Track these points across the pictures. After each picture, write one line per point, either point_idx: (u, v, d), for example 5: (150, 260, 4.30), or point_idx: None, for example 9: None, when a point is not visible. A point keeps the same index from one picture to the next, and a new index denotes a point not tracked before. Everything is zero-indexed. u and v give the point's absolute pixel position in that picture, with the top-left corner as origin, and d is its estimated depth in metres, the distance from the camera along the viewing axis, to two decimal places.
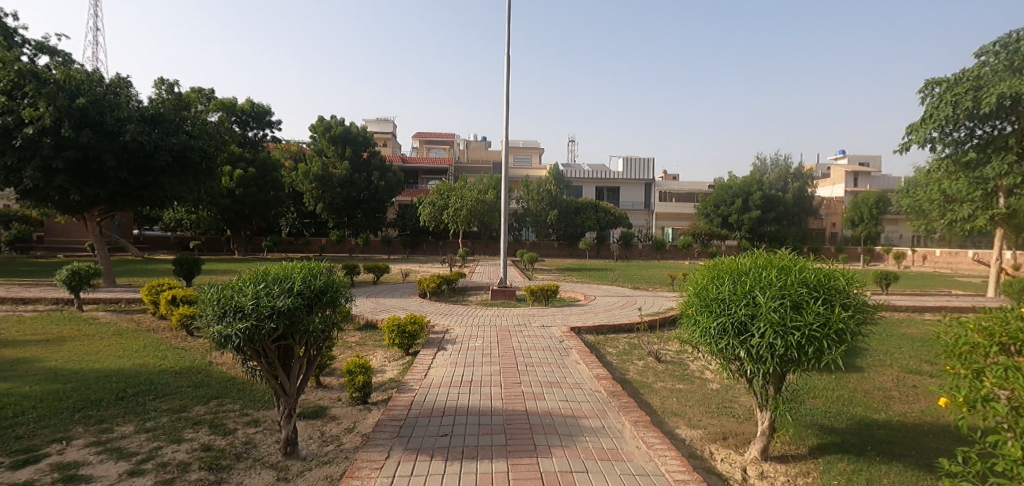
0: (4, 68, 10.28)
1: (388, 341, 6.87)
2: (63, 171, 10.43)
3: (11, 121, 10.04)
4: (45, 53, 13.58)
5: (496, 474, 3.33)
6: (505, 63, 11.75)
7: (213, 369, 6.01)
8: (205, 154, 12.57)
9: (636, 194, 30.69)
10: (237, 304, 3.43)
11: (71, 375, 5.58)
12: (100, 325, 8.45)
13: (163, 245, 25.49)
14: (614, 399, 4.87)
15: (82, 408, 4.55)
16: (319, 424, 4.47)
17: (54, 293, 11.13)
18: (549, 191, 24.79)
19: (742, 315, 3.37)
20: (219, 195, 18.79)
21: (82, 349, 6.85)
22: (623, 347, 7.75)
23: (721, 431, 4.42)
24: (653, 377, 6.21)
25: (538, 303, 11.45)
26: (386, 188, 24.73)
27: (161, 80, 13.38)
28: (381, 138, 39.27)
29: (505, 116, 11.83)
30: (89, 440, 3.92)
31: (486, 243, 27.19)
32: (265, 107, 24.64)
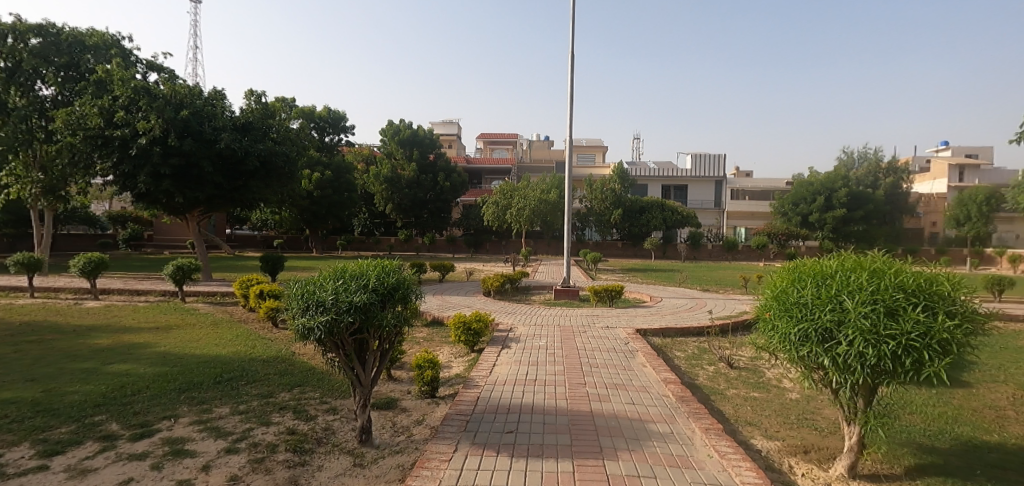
0: (123, 85, 11.59)
1: (454, 338, 7.11)
2: (169, 177, 11.60)
3: (127, 133, 11.30)
4: (154, 71, 15.22)
5: (562, 474, 3.41)
6: (570, 63, 11.78)
7: (296, 359, 6.51)
8: (289, 160, 13.52)
9: (705, 192, 29.60)
10: (319, 298, 3.73)
11: (178, 360, 6.26)
12: (200, 315, 9.35)
13: (250, 243, 27.54)
14: (682, 404, 4.80)
15: (187, 390, 5.11)
16: (391, 414, 4.75)
17: (161, 286, 12.38)
18: (613, 190, 24.42)
19: (827, 322, 3.25)
20: (300, 198, 20.13)
21: (186, 336, 7.65)
22: (693, 351, 7.56)
23: (801, 444, 4.25)
24: (725, 383, 6.04)
25: (602, 303, 11.39)
26: (451, 189, 25.42)
27: (251, 91, 14.56)
28: (447, 140, 40.33)
29: (569, 116, 11.95)
30: (193, 419, 4.39)
31: (549, 243, 27.30)
32: (340, 113, 26.16)
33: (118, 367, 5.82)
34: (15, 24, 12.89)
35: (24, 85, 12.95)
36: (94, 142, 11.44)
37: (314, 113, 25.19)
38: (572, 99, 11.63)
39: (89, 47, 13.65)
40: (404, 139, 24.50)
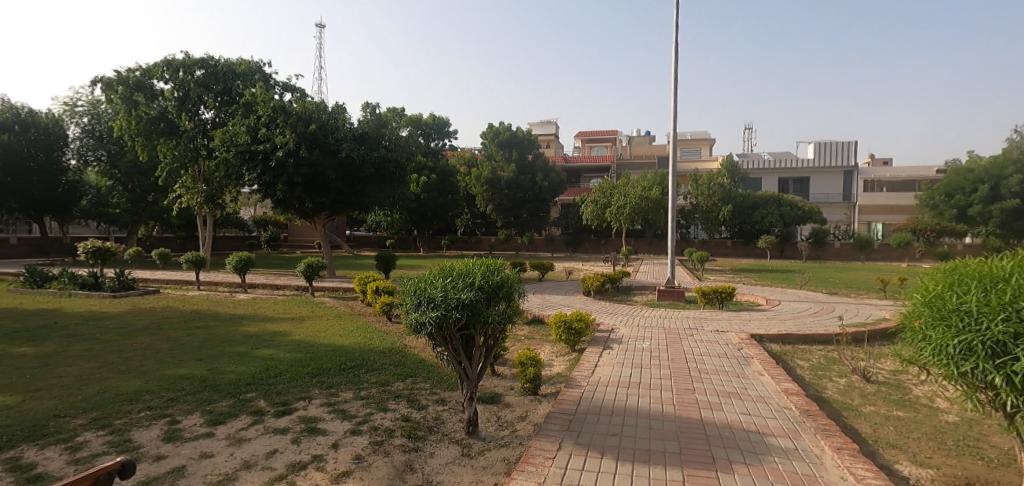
0: (264, 105, 13.08)
1: (555, 336, 7.07)
2: (301, 185, 12.86)
3: (267, 147, 12.73)
4: (288, 91, 16.96)
5: (670, 482, 3.24)
6: (675, 52, 11.13)
7: (409, 351, 6.87)
8: (399, 165, 14.36)
9: (831, 184, 26.68)
10: (430, 295, 3.88)
11: (309, 348, 6.92)
12: (325, 309, 10.28)
13: (366, 243, 29.78)
14: (808, 419, 4.34)
15: (317, 375, 5.61)
16: (496, 409, 4.82)
17: (294, 282, 13.79)
18: (722, 185, 22.84)
19: (1000, 334, 2.71)
20: (408, 201, 21.34)
21: (314, 327, 8.44)
22: (819, 362, 6.82)
23: (963, 476, 3.64)
24: (861, 399, 5.36)
25: (711, 306, 10.70)
26: (550, 188, 25.42)
27: (367, 103, 15.74)
28: (545, 140, 40.47)
29: (674, 109, 11.36)
30: (324, 401, 4.79)
31: (651, 242, 26.28)
32: (444, 119, 27.38)
33: (263, 352, 6.54)
34: (184, 59, 15.05)
35: (191, 110, 15.10)
36: (245, 155, 13.00)
37: (421, 120, 26.62)
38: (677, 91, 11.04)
39: (239, 74, 15.36)
40: (504, 141, 24.92)
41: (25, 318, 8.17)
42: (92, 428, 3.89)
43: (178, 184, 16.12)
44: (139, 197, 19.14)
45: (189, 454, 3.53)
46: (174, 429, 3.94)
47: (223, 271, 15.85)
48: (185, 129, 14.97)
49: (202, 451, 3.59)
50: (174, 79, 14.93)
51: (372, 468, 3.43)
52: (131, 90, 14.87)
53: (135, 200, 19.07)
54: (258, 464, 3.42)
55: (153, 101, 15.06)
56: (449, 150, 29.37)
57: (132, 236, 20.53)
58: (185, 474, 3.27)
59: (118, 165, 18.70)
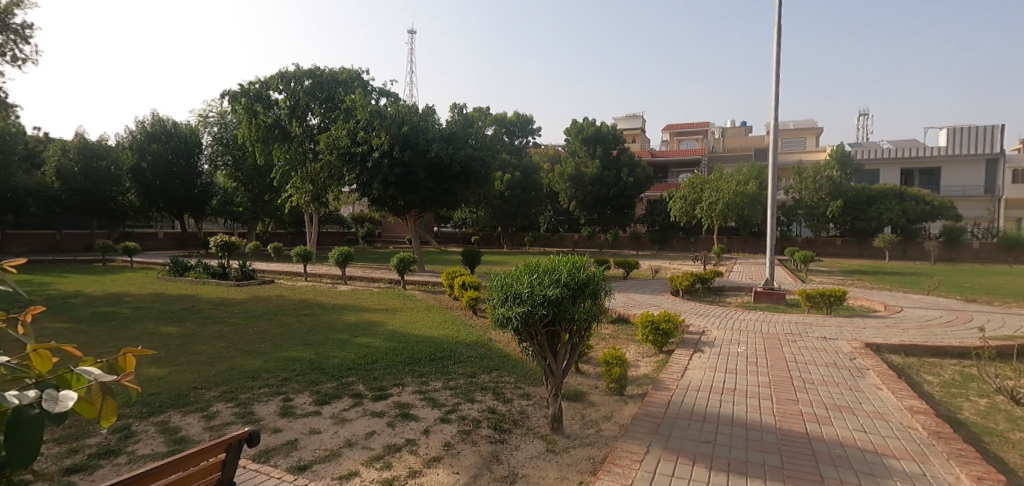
0: (361, 110, 13.83)
1: (642, 336, 6.75)
2: (395, 184, 13.45)
3: (365, 149, 13.45)
4: (385, 96, 17.86)
5: None
6: (777, 28, 10.15)
7: (493, 345, 6.88)
8: (484, 163, 14.56)
9: (967, 175, 23.34)
10: (516, 291, 3.79)
11: (401, 337, 7.18)
12: (415, 301, 10.66)
13: (453, 240, 30.63)
14: (940, 442, 3.73)
15: (409, 364, 5.74)
16: (580, 406, 4.65)
17: (386, 275, 14.47)
18: (830, 178, 20.79)
19: None
20: (493, 197, 21.63)
21: (405, 318, 8.75)
22: (953, 378, 5.92)
23: None
24: (1009, 423, 4.56)
25: (818, 310, 9.72)
26: (635, 184, 24.37)
27: (455, 104, 16.14)
28: (631, 134, 39.30)
29: (776, 96, 10.44)
30: (415, 389, 4.89)
31: (746, 240, 24.55)
32: (528, 117, 27.55)
33: (361, 340, 6.90)
34: (296, 71, 16.43)
35: (301, 117, 16.42)
36: (346, 157, 13.85)
37: (506, 119, 26.99)
38: (780, 76, 10.13)
39: (342, 82, 16.50)
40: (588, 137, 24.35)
41: (166, 302, 9.30)
42: (221, 400, 4.31)
43: (289, 185, 17.62)
44: (256, 196, 21.19)
45: (301, 430, 3.79)
46: (287, 405, 4.25)
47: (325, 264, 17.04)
48: (296, 134, 16.30)
49: (311, 427, 3.84)
50: (287, 90, 16.34)
51: (460, 456, 3.44)
52: (252, 102, 16.51)
53: (254, 199, 21.15)
54: (358, 444, 3.58)
55: (270, 110, 16.69)
56: (533, 147, 29.44)
57: (251, 231, 22.78)
58: (297, 447, 3.51)
59: (240, 168, 20.84)
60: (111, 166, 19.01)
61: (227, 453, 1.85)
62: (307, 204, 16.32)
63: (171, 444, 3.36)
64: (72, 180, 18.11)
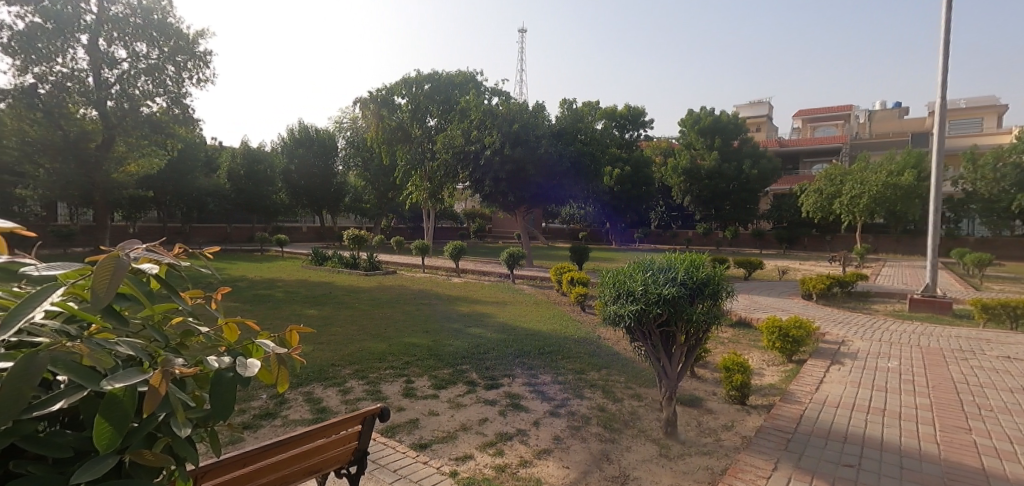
0: (475, 110, 14.24)
1: (768, 343, 6.17)
2: (505, 181, 13.53)
3: (477, 148, 13.80)
4: (497, 95, 18.30)
5: None
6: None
7: (603, 342, 6.74)
8: (594, 157, 14.31)
9: None
10: (629, 288, 3.68)
11: (511, 330, 7.31)
12: (524, 295, 10.82)
13: (561, 236, 30.30)
14: None
15: (519, 356, 5.83)
16: (696, 413, 4.39)
17: (497, 269, 14.83)
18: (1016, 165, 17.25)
19: None
20: (602, 193, 21.19)
21: (515, 311, 8.91)
22: None
23: None
24: None
25: (995, 324, 8.16)
26: (759, 176, 22.28)
27: (567, 100, 16.05)
28: (756, 122, 36.17)
29: (942, 70, 8.88)
30: (525, 380, 4.96)
31: (898, 240, 21.36)
32: (640, 109, 26.67)
33: (474, 330, 7.17)
34: (417, 76, 17.51)
35: (421, 120, 17.50)
36: (460, 156, 14.28)
37: (617, 112, 26.33)
38: (948, 46, 8.59)
39: (458, 84, 17.29)
40: (706, 127, 22.62)
41: (309, 288, 10.50)
42: (354, 378, 4.77)
43: (409, 183, 18.77)
44: (381, 194, 23.00)
45: (420, 410, 4.07)
46: (410, 387, 4.59)
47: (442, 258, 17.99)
48: (416, 136, 17.39)
49: (430, 409, 4.10)
50: (409, 94, 17.47)
51: (570, 451, 3.45)
52: (377, 107, 17.91)
53: (380, 197, 23.00)
54: (472, 429, 3.75)
55: (394, 114, 17.91)
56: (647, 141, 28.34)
57: (377, 226, 24.80)
58: (419, 426, 3.77)
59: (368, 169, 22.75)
60: (267, 169, 22.00)
61: (363, 425, 2.03)
62: (424, 201, 17.25)
63: (314, 413, 3.80)
64: (237, 181, 21.21)
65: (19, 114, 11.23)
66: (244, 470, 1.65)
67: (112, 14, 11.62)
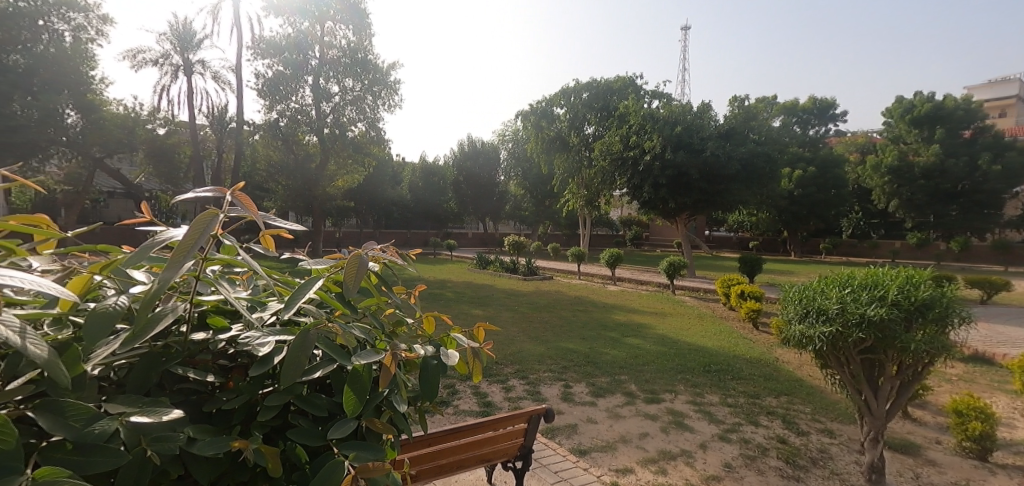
0: (635, 115, 13.75)
1: (1021, 387, 4.83)
2: (666, 186, 12.76)
3: (637, 153, 13.02)
4: (658, 98, 17.54)
5: None
6: None
7: (782, 365, 5.97)
8: (770, 158, 12.85)
9: None
10: (821, 307, 3.21)
11: (673, 343, 6.88)
12: (688, 307, 10.10)
13: (726, 244, 27.22)
14: None
15: (683, 371, 5.46)
16: (911, 462, 3.63)
17: (656, 278, 14.14)
18: None
19: None
20: (780, 197, 18.81)
21: (677, 323, 8.36)
22: None
23: None
24: None
25: None
26: (1004, 174, 17.28)
27: (738, 97, 14.73)
28: (997, 107, 28.82)
29: None
30: (690, 398, 4.63)
31: None
32: (830, 101, 23.33)
33: (632, 340, 6.91)
34: (575, 85, 17.70)
35: (579, 128, 17.58)
36: (618, 162, 13.79)
37: (799, 107, 23.29)
38: None
39: (617, 90, 17.12)
40: (920, 115, 18.63)
41: (473, 289, 11.27)
42: (516, 377, 4.98)
43: (566, 190, 18.91)
44: (539, 201, 23.73)
45: (579, 416, 4.08)
46: (568, 392, 4.62)
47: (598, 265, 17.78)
48: (574, 144, 17.48)
49: (588, 416, 4.08)
50: (568, 104, 17.67)
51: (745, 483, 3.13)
52: (537, 118, 18.51)
53: (538, 205, 23.77)
54: (633, 442, 3.63)
55: (553, 124, 18.24)
56: (840, 137, 24.52)
57: (535, 232, 25.60)
58: (578, 431, 3.78)
59: (528, 178, 23.65)
60: (440, 181, 24.30)
61: (528, 424, 2.11)
62: (580, 208, 17.25)
63: (481, 406, 4.07)
64: (416, 192, 23.78)
65: (268, 142, 14.35)
66: (429, 450, 1.82)
67: (330, 57, 14.03)
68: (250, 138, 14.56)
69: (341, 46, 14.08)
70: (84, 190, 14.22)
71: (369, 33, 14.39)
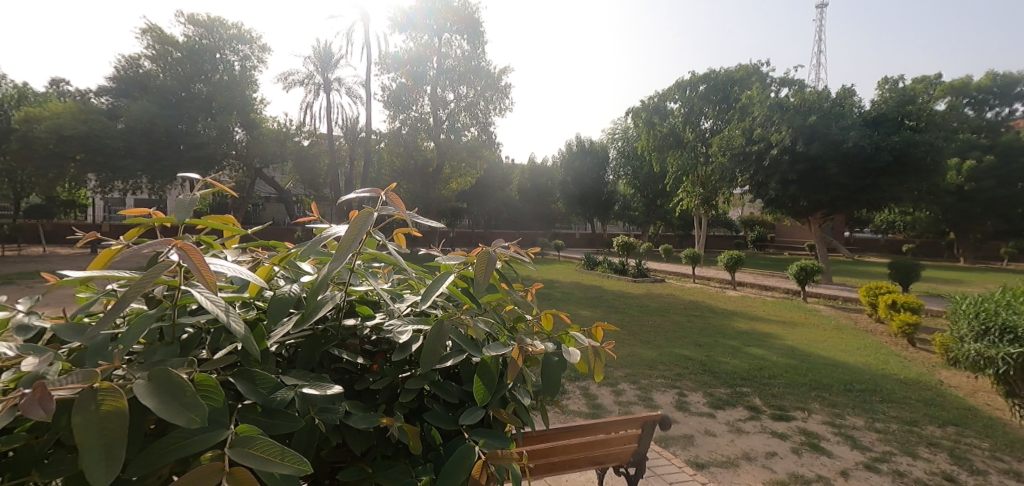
0: (760, 105, 12.52)
1: None
2: (796, 182, 11.50)
3: (763, 147, 11.83)
4: (789, 86, 15.86)
5: None
6: None
7: (946, 390, 5.08)
8: (931, 147, 11.00)
9: None
10: (1004, 323, 2.86)
11: (805, 356, 6.18)
12: (823, 317, 9.01)
13: (871, 248, 23.75)
14: None
15: (818, 388, 4.90)
16: None
17: (785, 283, 12.84)
18: None
19: None
20: (944, 193, 16.01)
21: (809, 335, 7.49)
22: None
23: None
24: None
25: None
26: None
27: (889, 78, 12.86)
28: None
29: None
30: (826, 419, 4.14)
31: None
32: (1015, 76, 19.31)
33: (755, 350, 6.34)
34: (692, 77, 16.67)
35: (695, 123, 16.50)
36: (740, 157, 12.63)
37: (970, 85, 19.58)
38: None
39: (738, 80, 15.92)
40: None
41: (582, 290, 11.14)
42: (627, 381, 4.84)
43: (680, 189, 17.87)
44: (651, 200, 22.79)
45: (696, 427, 3.85)
46: (683, 401, 4.38)
47: (716, 268, 16.57)
48: (689, 139, 16.40)
49: (706, 428, 3.83)
50: (683, 98, 16.67)
51: None
52: (649, 115, 17.54)
53: (649, 205, 22.87)
54: (758, 460, 3.34)
55: (665, 120, 17.17)
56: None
57: (645, 233, 24.59)
58: (695, 443, 3.57)
59: (639, 176, 22.80)
60: (548, 181, 24.34)
61: (642, 429, 2.04)
62: (695, 208, 16.21)
63: (591, 408, 4.03)
64: (525, 193, 24.08)
65: (391, 149, 15.50)
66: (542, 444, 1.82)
67: (446, 67, 14.63)
68: (375, 146, 15.82)
69: (456, 55, 14.67)
70: (244, 195, 16.53)
71: (482, 41, 14.87)
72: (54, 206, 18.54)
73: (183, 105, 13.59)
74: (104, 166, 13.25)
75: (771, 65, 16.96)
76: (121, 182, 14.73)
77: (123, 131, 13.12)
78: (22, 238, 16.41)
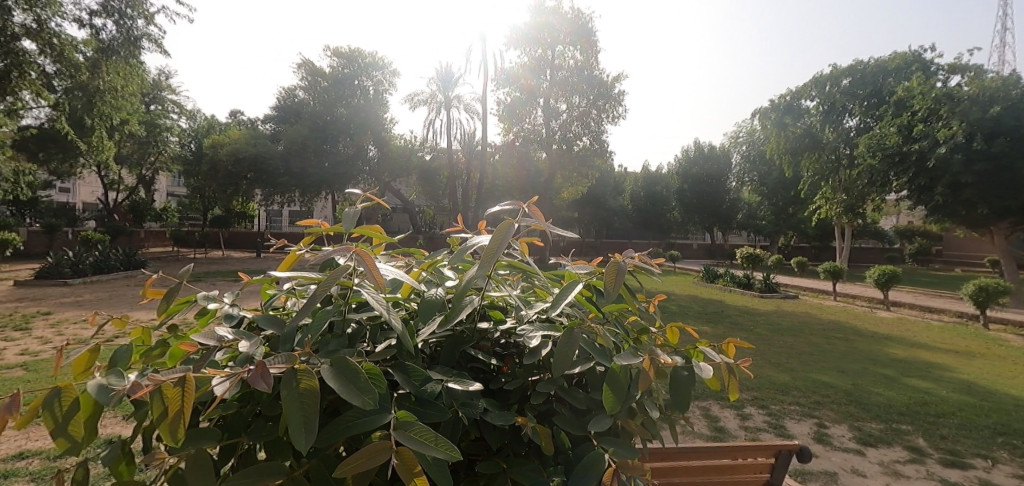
0: (924, 97, 10.78)
1: None
2: (972, 186, 9.72)
3: (925, 145, 10.21)
4: (959, 73, 13.50)
5: None
6: None
7: None
8: None
9: None
10: None
11: (986, 393, 5.17)
12: (1011, 348, 7.48)
13: None
14: None
15: (1005, 434, 4.06)
16: None
17: (955, 305, 10.90)
18: None
19: None
20: None
21: (990, 368, 6.26)
22: None
23: None
24: None
25: None
26: None
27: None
28: None
29: None
30: (1017, 472, 3.42)
31: None
32: None
33: (916, 382, 5.45)
34: (833, 71, 14.98)
35: (836, 121, 14.77)
36: (894, 158, 10.98)
37: None
38: None
39: (893, 70, 13.99)
40: None
41: (702, 304, 10.47)
42: (754, 405, 4.44)
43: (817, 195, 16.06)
44: (782, 209, 20.77)
45: (840, 464, 3.41)
46: (823, 433, 3.90)
47: (863, 285, 14.59)
48: (829, 140, 14.68)
49: (853, 467, 3.37)
50: (822, 94, 15.01)
51: None
52: (778, 114, 15.62)
53: (778, 212, 20.95)
54: None
55: (800, 120, 15.49)
56: None
57: (774, 244, 22.49)
58: (838, 482, 3.16)
59: (767, 182, 21.00)
60: (664, 189, 23.31)
61: (776, 460, 1.87)
62: (837, 216, 14.47)
63: (713, 430, 3.76)
64: (639, 202, 23.34)
65: (505, 160, 15.97)
66: (665, 461, 1.74)
67: (560, 78, 14.76)
68: (489, 158, 16.47)
69: (569, 66, 14.74)
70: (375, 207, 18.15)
71: (595, 49, 14.82)
72: (228, 217, 21.90)
73: (327, 126, 15.43)
74: (267, 183, 15.42)
75: (935, 51, 14.63)
76: (279, 196, 16.99)
77: (282, 153, 15.20)
78: (205, 243, 19.64)
